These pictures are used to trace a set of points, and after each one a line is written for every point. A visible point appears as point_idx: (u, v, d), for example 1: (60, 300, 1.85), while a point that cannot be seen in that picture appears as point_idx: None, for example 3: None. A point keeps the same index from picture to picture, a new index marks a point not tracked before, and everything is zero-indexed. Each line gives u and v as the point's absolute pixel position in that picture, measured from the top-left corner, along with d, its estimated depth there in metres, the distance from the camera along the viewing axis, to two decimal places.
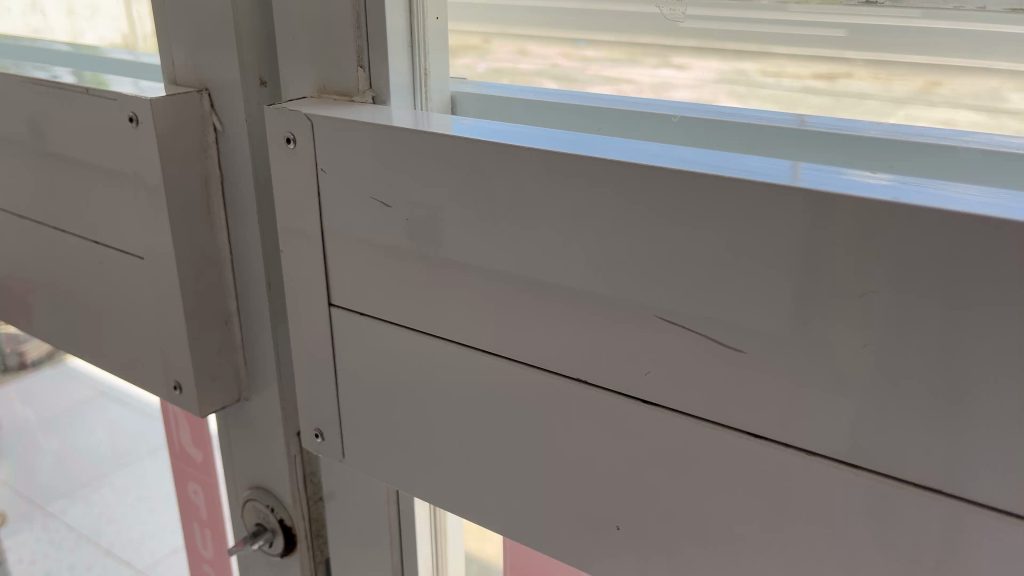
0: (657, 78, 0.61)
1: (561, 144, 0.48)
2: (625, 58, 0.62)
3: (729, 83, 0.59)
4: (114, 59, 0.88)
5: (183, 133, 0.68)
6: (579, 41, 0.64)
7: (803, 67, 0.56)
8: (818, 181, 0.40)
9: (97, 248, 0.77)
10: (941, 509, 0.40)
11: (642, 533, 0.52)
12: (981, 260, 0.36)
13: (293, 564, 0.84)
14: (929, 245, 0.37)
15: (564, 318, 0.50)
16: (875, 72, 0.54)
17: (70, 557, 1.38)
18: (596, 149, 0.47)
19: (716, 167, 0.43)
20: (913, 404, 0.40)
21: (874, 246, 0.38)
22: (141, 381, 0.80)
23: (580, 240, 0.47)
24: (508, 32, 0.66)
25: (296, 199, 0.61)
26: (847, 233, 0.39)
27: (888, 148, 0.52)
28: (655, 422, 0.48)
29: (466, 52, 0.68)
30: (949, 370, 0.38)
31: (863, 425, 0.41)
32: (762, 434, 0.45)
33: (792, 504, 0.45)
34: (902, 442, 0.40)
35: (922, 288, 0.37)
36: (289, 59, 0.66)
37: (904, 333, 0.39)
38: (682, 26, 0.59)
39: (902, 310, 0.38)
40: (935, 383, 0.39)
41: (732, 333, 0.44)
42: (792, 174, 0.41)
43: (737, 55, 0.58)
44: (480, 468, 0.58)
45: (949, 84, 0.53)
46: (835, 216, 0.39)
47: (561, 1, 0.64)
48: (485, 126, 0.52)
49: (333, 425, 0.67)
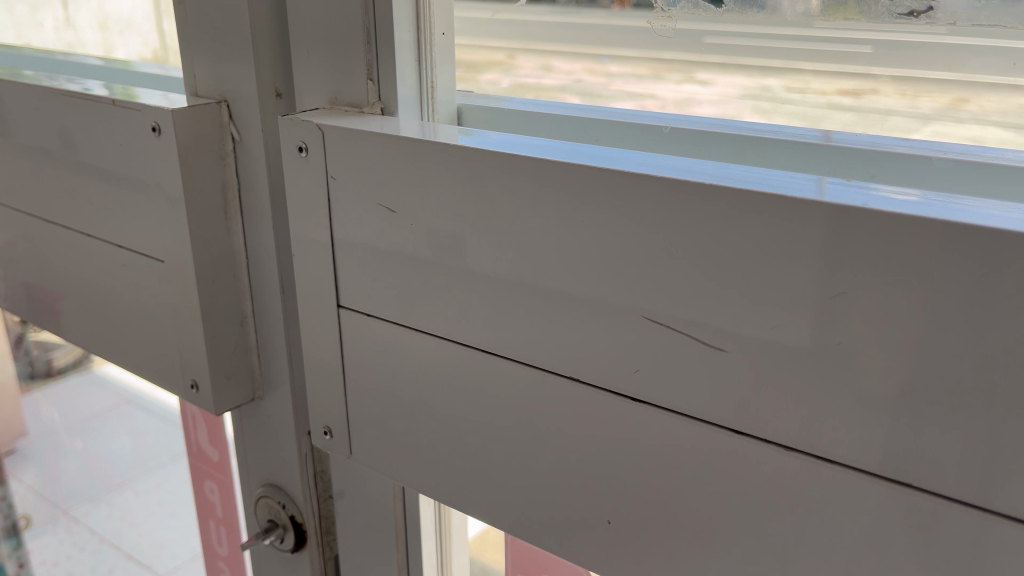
0: (681, 93, 0.62)
1: (580, 157, 0.50)
2: (650, 73, 0.63)
3: (753, 99, 0.60)
4: (144, 73, 0.92)
5: (203, 142, 0.71)
6: (603, 57, 0.65)
7: (828, 83, 0.57)
8: (842, 197, 0.41)
9: (121, 252, 0.80)
10: (914, 501, 0.42)
11: (634, 525, 0.54)
12: (983, 269, 0.37)
13: (303, 561, 0.86)
14: (932, 251, 0.38)
15: (562, 318, 0.52)
16: (901, 88, 0.55)
17: (91, 560, 1.42)
18: (610, 160, 0.49)
19: (733, 180, 0.44)
20: (942, 416, 0.40)
21: (885, 259, 0.40)
22: (161, 381, 0.83)
23: (577, 243, 0.50)
24: (533, 48, 0.68)
25: (309, 205, 0.64)
26: (863, 245, 0.40)
27: (872, 156, 0.54)
28: (645, 416, 0.51)
29: (491, 67, 0.71)
30: (936, 370, 0.40)
31: (890, 437, 0.42)
32: (743, 430, 0.47)
33: (774, 494, 0.47)
34: (926, 451, 0.41)
35: (950, 303, 0.38)
36: (304, 72, 0.68)
37: (929, 349, 0.40)
38: (706, 41, 0.59)
39: (910, 316, 0.40)
40: (966, 397, 0.39)
41: (716, 329, 0.46)
42: (818, 188, 0.43)
43: (762, 71, 0.59)
44: (481, 463, 0.60)
45: (977, 101, 0.53)
46: (849, 229, 0.40)
47: (584, 16, 0.64)
48: (506, 139, 0.54)
49: (342, 423, 0.69)
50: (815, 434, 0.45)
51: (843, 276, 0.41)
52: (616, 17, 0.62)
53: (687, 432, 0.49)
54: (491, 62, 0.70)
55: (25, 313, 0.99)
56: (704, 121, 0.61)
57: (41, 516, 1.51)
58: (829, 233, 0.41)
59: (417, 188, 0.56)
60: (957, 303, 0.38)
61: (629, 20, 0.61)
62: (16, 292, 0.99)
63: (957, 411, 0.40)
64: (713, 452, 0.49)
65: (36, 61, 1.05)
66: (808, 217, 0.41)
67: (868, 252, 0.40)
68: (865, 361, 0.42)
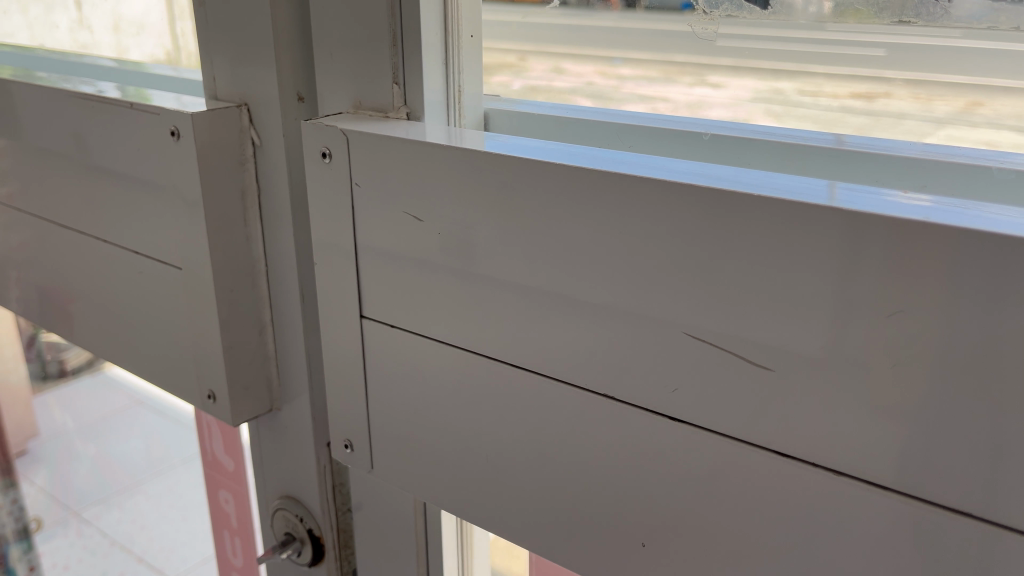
0: (694, 96, 0.60)
1: (590, 161, 0.48)
2: (660, 76, 0.61)
3: (765, 102, 0.57)
4: (157, 75, 0.91)
5: (222, 147, 0.70)
6: (613, 59, 0.63)
7: (840, 87, 0.54)
8: (854, 202, 0.39)
9: (139, 258, 0.79)
10: (972, 536, 0.39)
11: (669, 552, 0.51)
12: (1007, 284, 0.35)
13: (321, 574, 0.85)
14: (957, 270, 0.36)
15: (593, 334, 0.50)
16: (914, 92, 0.52)
17: (101, 564, 1.41)
18: (624, 165, 0.47)
19: (747, 185, 0.42)
20: (957, 433, 0.38)
21: (930, 270, 0.37)
22: (177, 390, 0.81)
23: (608, 254, 0.47)
24: (545, 49, 0.66)
25: (330, 212, 0.62)
26: (885, 251, 0.38)
27: (911, 165, 0.51)
28: (680, 438, 0.48)
29: (501, 70, 0.68)
30: (972, 395, 0.37)
31: (910, 455, 0.40)
32: (790, 453, 0.44)
33: (820, 526, 0.44)
34: (952, 467, 0.39)
35: (962, 309, 0.36)
36: (327, 76, 0.67)
37: (941, 359, 0.38)
38: (718, 44, 0.57)
39: (920, 322, 0.38)
40: (990, 410, 0.37)
41: (758, 346, 0.43)
42: (828, 193, 0.41)
43: (773, 74, 0.56)
44: (506, 482, 0.58)
45: (992, 105, 0.50)
46: (867, 240, 0.38)
47: (590, 19, 0.62)
48: (519, 143, 0.53)
49: (363, 436, 0.67)
50: (865, 460, 0.42)
51: (897, 292, 0.38)
52: (628, 18, 0.60)
53: (725, 456, 0.47)
54: (501, 64, 0.69)
55: (39, 317, 0.98)
56: (751, 125, 0.58)
57: (52, 518, 1.50)
58: (850, 246, 0.39)
59: (441, 195, 0.54)
60: (979, 321, 0.36)
61: (655, 24, 0.59)
62: (29, 296, 0.98)
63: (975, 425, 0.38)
64: (754, 478, 0.46)
65: (49, 62, 1.04)
66: (829, 228, 0.39)
67: (899, 263, 0.37)
68: (912, 384, 0.39)
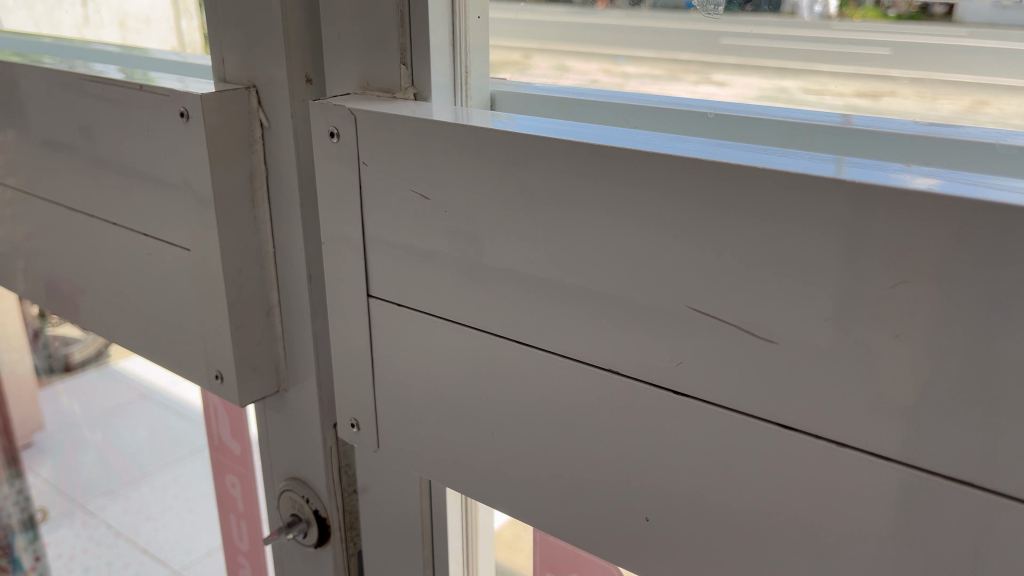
0: (697, 96, 0.60)
1: (597, 137, 0.48)
2: (664, 74, 0.61)
3: (770, 101, 0.57)
4: (160, 62, 0.91)
5: (231, 129, 0.70)
6: (618, 57, 0.63)
7: (846, 85, 0.54)
8: (863, 175, 0.40)
9: (146, 240, 0.79)
10: (973, 503, 0.40)
11: (672, 526, 0.52)
12: (1007, 254, 0.35)
13: (327, 556, 0.86)
14: (959, 241, 0.36)
15: (597, 311, 0.50)
16: (920, 91, 0.52)
17: (107, 554, 1.42)
18: (633, 141, 0.47)
19: (755, 159, 0.43)
20: (959, 408, 0.39)
21: (937, 242, 0.37)
22: (184, 373, 0.82)
23: (614, 230, 0.48)
24: (549, 48, 0.66)
25: (338, 192, 0.62)
26: (898, 224, 0.38)
27: (919, 145, 0.52)
28: (685, 413, 0.48)
29: (506, 67, 0.69)
30: (973, 363, 0.38)
31: (914, 426, 0.41)
32: (795, 426, 0.44)
33: (822, 496, 0.45)
34: (958, 442, 0.39)
35: (960, 304, 0.37)
36: (335, 58, 0.67)
37: (942, 334, 0.38)
38: (722, 43, 0.58)
39: (926, 297, 0.38)
40: (998, 385, 0.37)
41: (762, 318, 0.44)
42: (836, 168, 0.41)
43: (778, 72, 0.56)
44: (511, 459, 0.59)
45: (997, 103, 0.50)
46: (878, 211, 0.38)
47: (600, 17, 0.63)
48: (525, 122, 0.53)
49: (369, 416, 0.68)
50: (869, 431, 0.42)
51: (901, 263, 0.38)
52: (633, 16, 0.61)
53: (728, 427, 0.47)
54: (504, 63, 0.69)
55: (46, 301, 0.98)
56: (756, 109, 0.57)
57: (58, 509, 1.51)
58: (862, 218, 0.39)
59: (449, 174, 0.55)
60: (978, 293, 0.37)
61: (671, 20, 0.59)
62: (35, 283, 0.99)
63: (981, 399, 0.38)
64: (757, 451, 0.46)
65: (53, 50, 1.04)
66: (830, 200, 0.39)
67: (908, 235, 0.38)
68: (915, 353, 0.39)
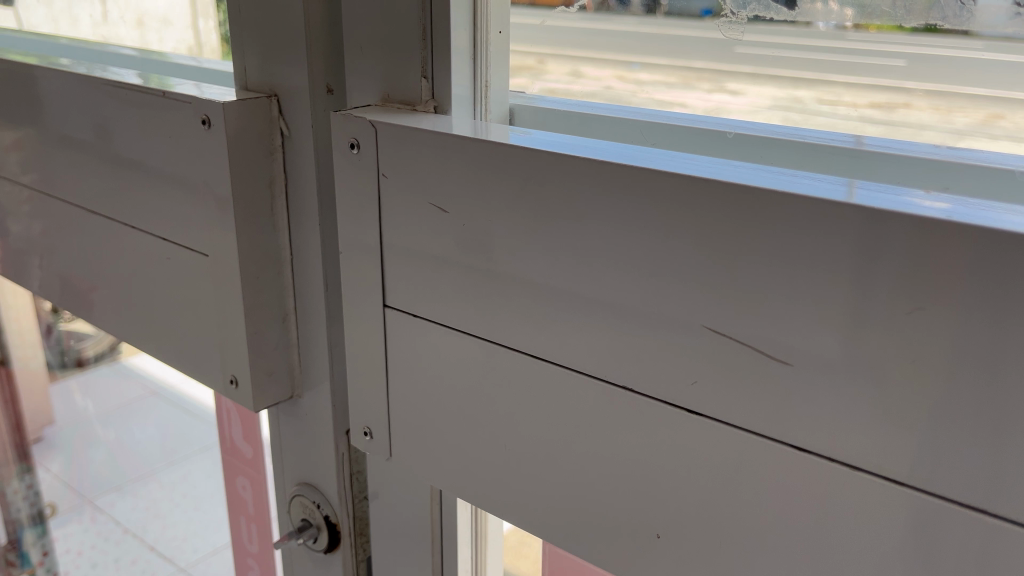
0: (711, 103, 0.60)
1: (614, 155, 0.49)
2: (678, 82, 0.61)
3: (783, 110, 0.57)
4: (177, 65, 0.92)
5: (253, 137, 0.71)
6: (632, 63, 0.63)
7: (860, 96, 0.55)
8: (874, 199, 0.40)
9: (167, 244, 0.80)
10: (985, 528, 0.40)
11: (683, 546, 0.52)
12: (1018, 282, 0.35)
13: (336, 561, 0.86)
14: (971, 267, 0.37)
15: (612, 330, 0.51)
16: (935, 103, 0.52)
17: (116, 550, 1.44)
18: (648, 159, 0.48)
19: (773, 181, 0.43)
20: (971, 436, 0.39)
21: (957, 270, 0.37)
22: (200, 374, 0.83)
23: (630, 248, 0.48)
24: (561, 53, 0.66)
25: (357, 202, 0.63)
26: (915, 254, 0.38)
27: (937, 169, 0.51)
28: (699, 432, 0.49)
29: (519, 73, 0.69)
30: (986, 390, 0.38)
31: (927, 455, 0.41)
32: (808, 448, 0.45)
33: (834, 519, 0.45)
34: (969, 470, 0.40)
35: (977, 331, 0.37)
36: (358, 69, 0.68)
37: (959, 363, 0.38)
38: (737, 52, 0.58)
39: (944, 326, 0.38)
40: (1010, 414, 0.37)
41: (777, 341, 0.44)
42: (846, 191, 0.41)
43: (792, 83, 0.56)
44: (523, 472, 0.59)
45: (1012, 118, 0.50)
46: (899, 241, 0.38)
47: (615, 24, 0.62)
48: (540, 137, 0.53)
49: (382, 424, 0.68)
50: (882, 454, 0.42)
51: (920, 289, 0.38)
52: (647, 23, 0.61)
53: (742, 448, 0.47)
54: (519, 68, 0.69)
55: (66, 301, 1.00)
56: (772, 128, 0.57)
57: (67, 504, 1.52)
58: (877, 246, 0.39)
59: (467, 189, 0.55)
60: (989, 321, 0.37)
61: (693, 30, 0.59)
62: (51, 280, 1.01)
63: (995, 428, 0.38)
64: (770, 474, 0.46)
65: (73, 51, 1.05)
66: (844, 225, 0.40)
67: (927, 266, 0.38)
68: (931, 378, 0.39)
